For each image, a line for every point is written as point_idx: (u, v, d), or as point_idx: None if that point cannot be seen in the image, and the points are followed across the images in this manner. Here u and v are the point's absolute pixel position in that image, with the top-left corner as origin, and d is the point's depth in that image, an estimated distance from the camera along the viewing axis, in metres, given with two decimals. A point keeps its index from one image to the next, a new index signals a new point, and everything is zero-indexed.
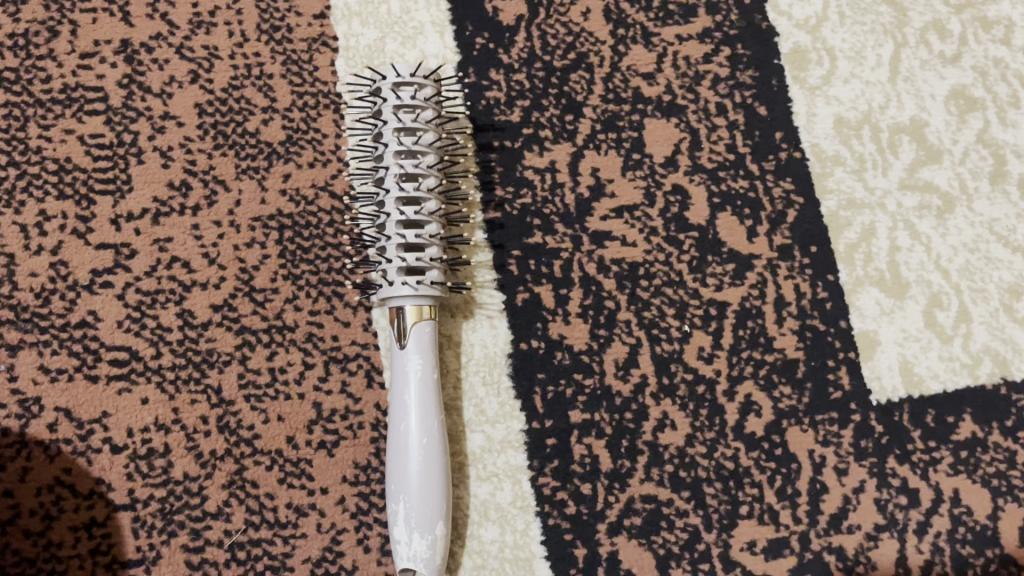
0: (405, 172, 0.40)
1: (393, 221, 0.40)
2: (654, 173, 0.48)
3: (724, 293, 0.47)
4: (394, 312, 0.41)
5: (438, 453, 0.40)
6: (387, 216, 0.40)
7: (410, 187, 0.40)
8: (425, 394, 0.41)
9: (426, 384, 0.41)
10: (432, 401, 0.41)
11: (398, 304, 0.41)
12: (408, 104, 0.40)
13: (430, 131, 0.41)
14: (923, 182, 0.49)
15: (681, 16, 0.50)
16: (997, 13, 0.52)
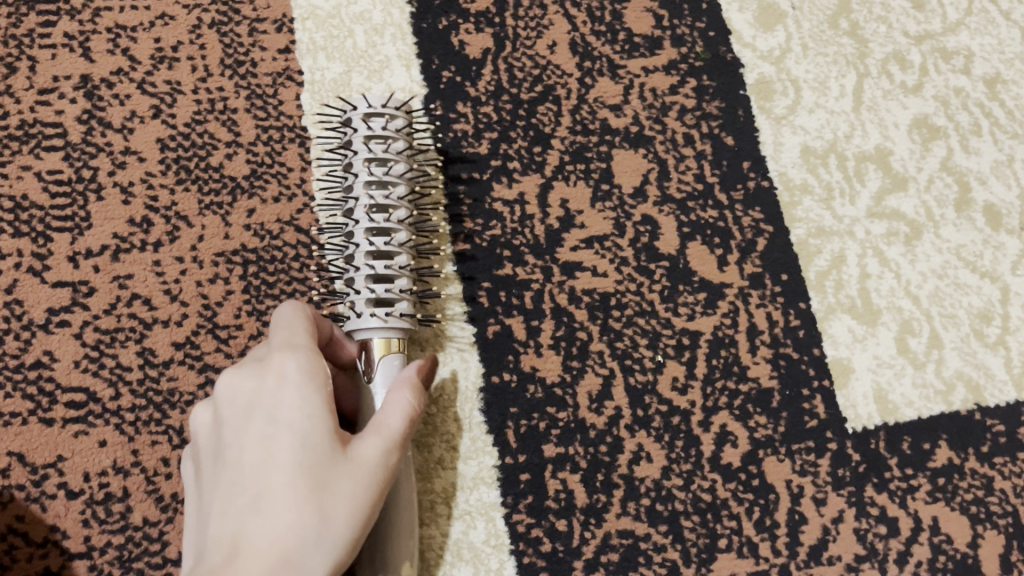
0: (376, 203, 0.39)
1: (362, 251, 0.39)
2: (623, 204, 0.48)
3: (697, 322, 0.47)
4: (360, 345, 0.39)
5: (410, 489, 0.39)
6: (356, 247, 0.39)
7: (380, 218, 0.39)
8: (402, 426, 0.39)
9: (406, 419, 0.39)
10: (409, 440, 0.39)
11: (365, 336, 0.39)
12: (377, 135, 0.40)
13: (401, 162, 0.40)
14: (890, 210, 0.50)
15: (647, 48, 0.50)
16: (957, 43, 0.53)
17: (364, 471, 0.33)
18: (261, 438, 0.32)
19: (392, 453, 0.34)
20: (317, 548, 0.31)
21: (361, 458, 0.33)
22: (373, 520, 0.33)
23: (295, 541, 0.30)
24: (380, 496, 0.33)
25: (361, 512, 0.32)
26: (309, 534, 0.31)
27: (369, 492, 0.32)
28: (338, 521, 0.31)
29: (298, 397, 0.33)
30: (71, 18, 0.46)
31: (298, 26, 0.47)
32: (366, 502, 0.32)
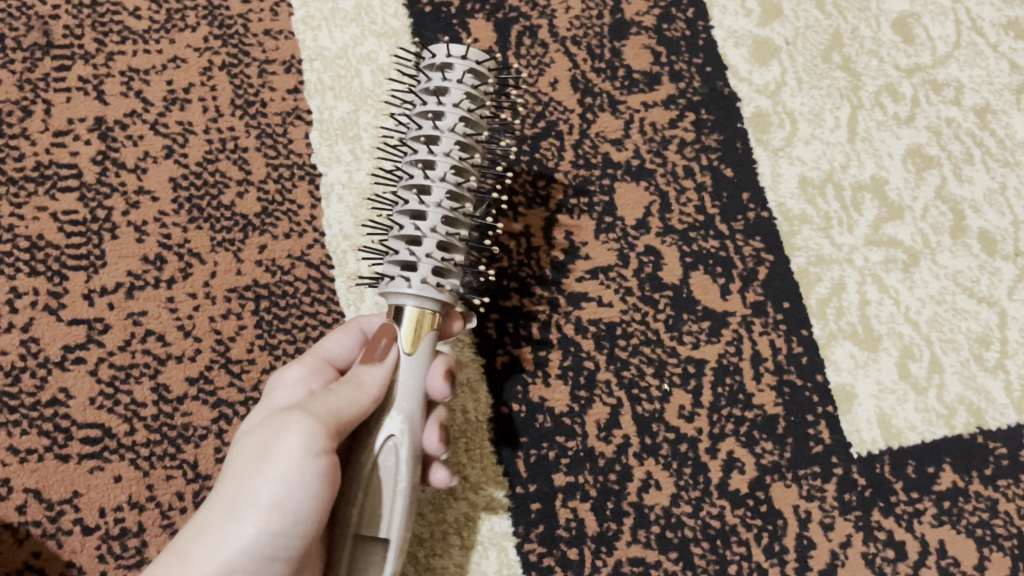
0: (428, 160, 0.37)
1: (404, 209, 0.37)
2: (626, 236, 0.49)
3: (702, 350, 0.47)
4: (393, 313, 0.37)
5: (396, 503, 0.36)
6: (400, 205, 0.37)
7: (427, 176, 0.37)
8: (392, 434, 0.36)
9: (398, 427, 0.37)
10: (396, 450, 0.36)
11: (397, 302, 0.37)
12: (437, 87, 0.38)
13: (461, 120, 0.38)
14: (888, 238, 0.51)
15: (646, 84, 0.52)
16: (947, 75, 0.54)
17: (260, 452, 0.34)
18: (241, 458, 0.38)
19: (289, 428, 0.34)
20: (207, 531, 0.34)
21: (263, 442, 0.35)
22: (271, 498, 0.33)
23: (195, 525, 0.34)
24: (268, 471, 0.33)
25: (246, 492, 0.33)
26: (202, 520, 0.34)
27: (264, 469, 0.34)
28: (227, 504, 0.34)
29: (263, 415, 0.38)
30: (85, 62, 0.47)
31: (307, 67, 0.48)
32: (255, 482, 0.34)
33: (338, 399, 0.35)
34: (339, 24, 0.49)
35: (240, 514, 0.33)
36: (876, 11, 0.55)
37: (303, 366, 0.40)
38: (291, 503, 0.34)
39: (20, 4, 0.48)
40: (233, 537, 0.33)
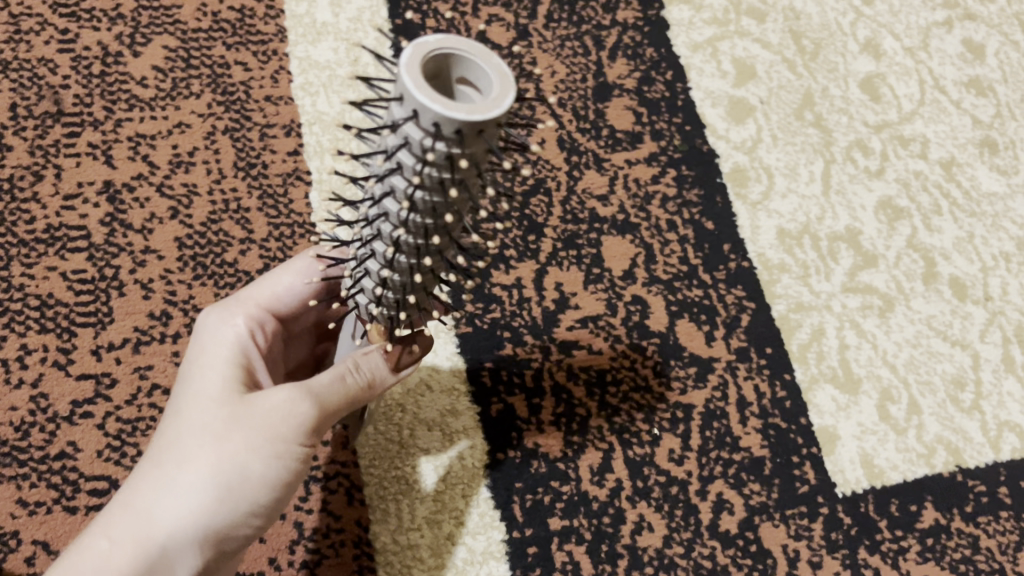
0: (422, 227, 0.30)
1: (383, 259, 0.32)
2: (614, 286, 0.51)
3: (689, 396, 0.49)
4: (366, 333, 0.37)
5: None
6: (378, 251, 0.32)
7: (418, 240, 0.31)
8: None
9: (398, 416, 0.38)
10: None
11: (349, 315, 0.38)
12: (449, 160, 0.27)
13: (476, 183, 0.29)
14: (864, 285, 0.53)
15: (629, 142, 0.55)
16: (912, 131, 0.58)
17: (250, 421, 0.33)
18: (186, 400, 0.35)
19: (294, 410, 0.34)
20: (176, 492, 0.32)
21: (251, 407, 0.33)
22: (258, 474, 0.33)
23: (164, 481, 0.33)
24: (268, 450, 0.33)
25: (234, 462, 0.33)
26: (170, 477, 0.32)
27: (255, 443, 0.33)
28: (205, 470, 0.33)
29: (218, 357, 0.35)
30: (94, 129, 0.50)
31: (306, 130, 0.51)
32: (245, 453, 0.33)
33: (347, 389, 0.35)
34: (337, 90, 0.52)
35: (220, 484, 0.32)
36: (843, 72, 0.59)
37: (249, 310, 0.37)
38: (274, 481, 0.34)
39: (33, 75, 0.50)
40: (212, 508, 0.32)
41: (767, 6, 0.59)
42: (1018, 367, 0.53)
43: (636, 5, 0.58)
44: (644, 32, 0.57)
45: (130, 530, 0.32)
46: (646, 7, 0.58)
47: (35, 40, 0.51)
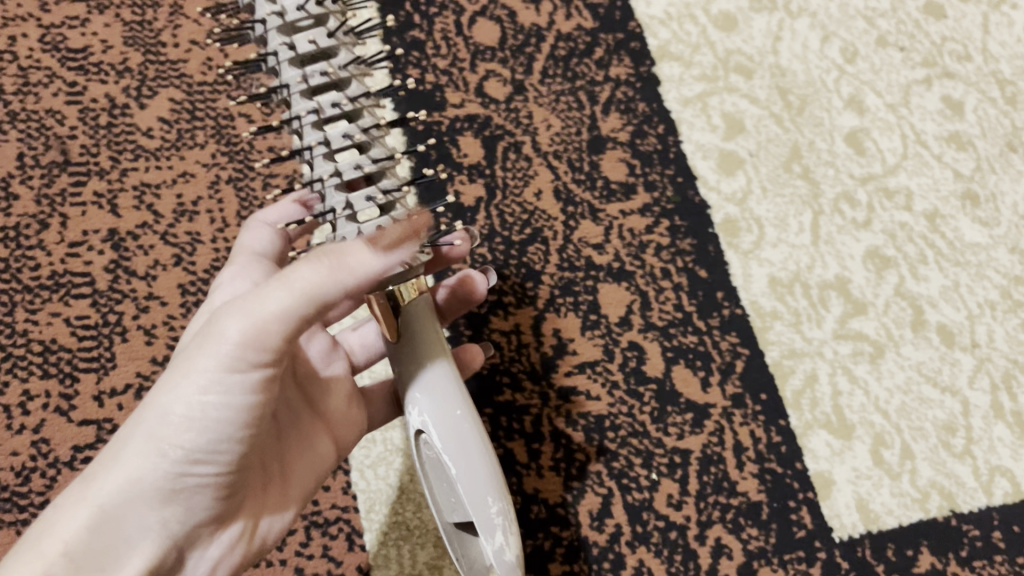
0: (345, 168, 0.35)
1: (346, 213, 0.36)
2: (611, 331, 0.52)
3: (686, 441, 0.50)
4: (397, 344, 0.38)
5: (488, 460, 0.36)
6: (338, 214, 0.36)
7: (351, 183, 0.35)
8: (436, 347, 0.37)
9: (411, 349, 0.37)
10: (456, 380, 0.37)
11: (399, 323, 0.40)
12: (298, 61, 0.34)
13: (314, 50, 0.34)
14: (854, 332, 0.55)
15: (623, 194, 0.56)
16: (896, 183, 0.60)
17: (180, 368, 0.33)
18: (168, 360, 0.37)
19: (218, 349, 0.32)
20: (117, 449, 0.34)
21: (191, 349, 0.34)
22: (193, 409, 0.33)
23: (113, 442, 0.34)
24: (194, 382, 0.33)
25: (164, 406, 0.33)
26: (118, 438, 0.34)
27: (187, 381, 0.33)
28: (143, 429, 0.33)
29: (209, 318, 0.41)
30: (100, 177, 0.51)
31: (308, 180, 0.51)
32: (174, 394, 0.33)
33: (296, 286, 0.31)
34: None
35: (152, 432, 0.33)
36: (829, 127, 0.61)
37: (235, 266, 0.44)
38: (216, 416, 0.33)
39: (41, 126, 0.52)
40: (146, 454, 0.33)
41: (753, 62, 0.62)
42: (1007, 413, 0.54)
43: (628, 61, 0.60)
44: (636, 87, 0.59)
45: (76, 493, 0.33)
46: (638, 63, 0.60)
47: (43, 91, 0.52)
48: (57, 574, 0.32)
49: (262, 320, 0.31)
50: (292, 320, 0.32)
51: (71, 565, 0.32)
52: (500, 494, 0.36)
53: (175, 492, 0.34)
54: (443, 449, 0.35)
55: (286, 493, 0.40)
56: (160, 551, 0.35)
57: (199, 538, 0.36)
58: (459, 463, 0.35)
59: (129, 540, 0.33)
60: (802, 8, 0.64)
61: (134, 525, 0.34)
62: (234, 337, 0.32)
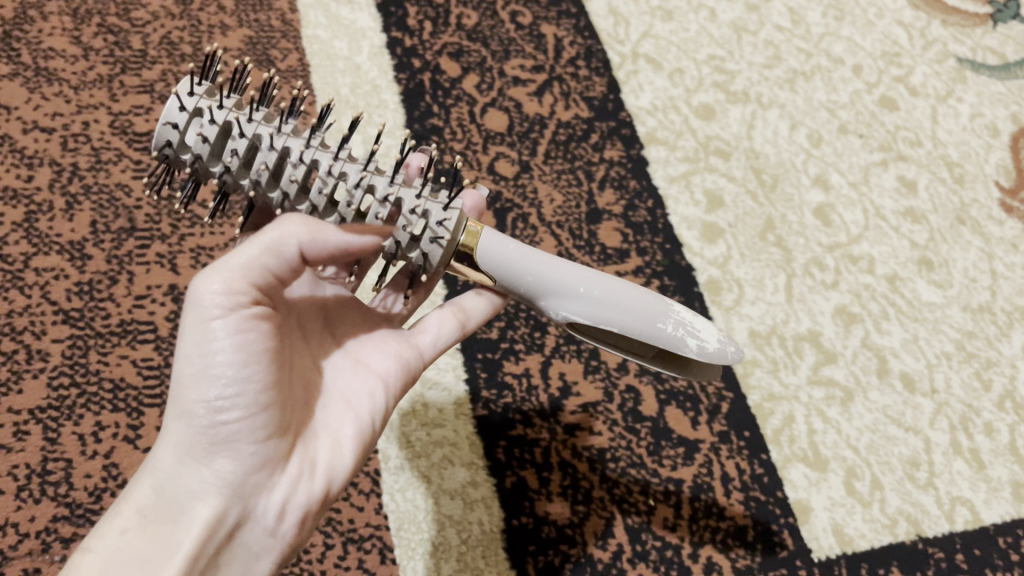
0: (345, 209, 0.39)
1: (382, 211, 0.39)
2: (610, 375, 0.58)
3: (679, 471, 0.56)
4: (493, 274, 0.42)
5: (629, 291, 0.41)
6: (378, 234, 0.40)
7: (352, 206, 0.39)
8: (534, 254, 0.42)
9: (516, 275, 0.42)
10: (556, 266, 0.42)
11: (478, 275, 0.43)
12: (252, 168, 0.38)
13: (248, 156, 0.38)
14: (826, 378, 0.62)
15: (618, 257, 0.64)
16: (860, 251, 0.68)
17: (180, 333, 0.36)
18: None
19: (198, 305, 0.35)
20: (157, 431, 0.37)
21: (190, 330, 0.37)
22: (201, 359, 0.36)
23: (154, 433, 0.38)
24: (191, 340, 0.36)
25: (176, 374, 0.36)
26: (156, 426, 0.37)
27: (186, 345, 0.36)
28: (171, 401, 0.37)
29: None
30: (161, 241, 0.58)
31: None
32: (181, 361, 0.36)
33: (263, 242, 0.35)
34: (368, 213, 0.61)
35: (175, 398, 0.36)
36: (799, 202, 0.69)
37: None
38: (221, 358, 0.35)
39: (111, 198, 0.59)
40: (177, 416, 0.36)
41: (730, 147, 0.71)
42: (965, 450, 0.60)
43: (620, 145, 0.69)
44: (628, 168, 0.68)
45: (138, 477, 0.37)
46: (629, 147, 0.69)
47: (113, 168, 0.60)
48: (133, 528, 0.35)
49: (236, 268, 0.35)
50: (262, 272, 0.35)
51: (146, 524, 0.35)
52: (659, 309, 0.41)
53: (213, 440, 0.36)
54: (598, 320, 0.41)
55: (322, 426, 0.41)
56: (226, 503, 0.37)
57: (261, 487, 0.38)
58: (617, 320, 0.41)
59: (190, 496, 0.36)
60: (772, 100, 0.73)
61: (191, 481, 0.36)
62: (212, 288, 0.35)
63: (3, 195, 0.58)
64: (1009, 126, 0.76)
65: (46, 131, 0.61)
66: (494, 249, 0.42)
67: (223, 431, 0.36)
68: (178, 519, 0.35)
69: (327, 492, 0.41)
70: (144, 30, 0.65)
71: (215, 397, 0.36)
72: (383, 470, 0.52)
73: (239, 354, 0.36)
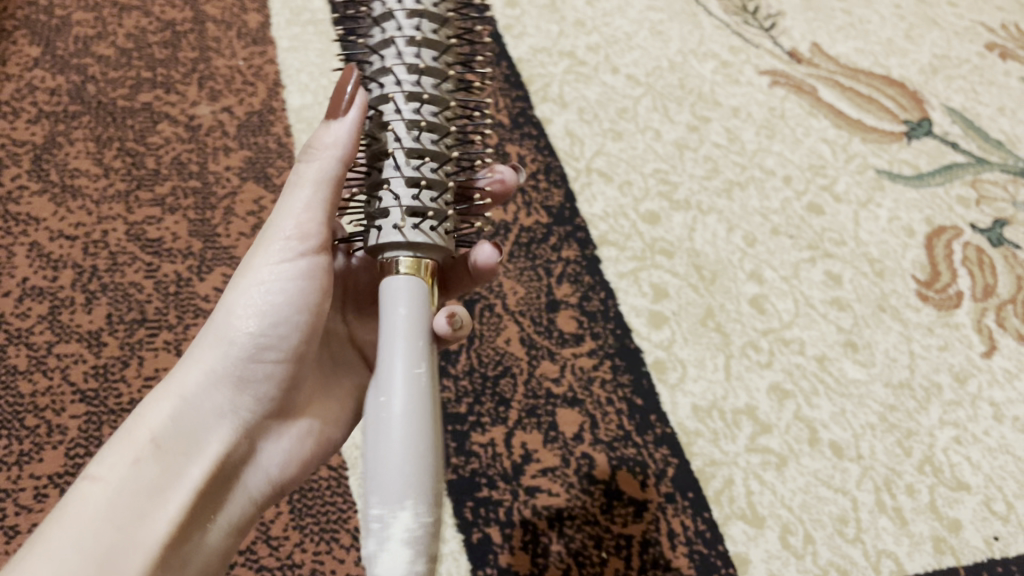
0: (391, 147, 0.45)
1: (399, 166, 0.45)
2: (567, 444, 0.67)
3: (629, 527, 0.65)
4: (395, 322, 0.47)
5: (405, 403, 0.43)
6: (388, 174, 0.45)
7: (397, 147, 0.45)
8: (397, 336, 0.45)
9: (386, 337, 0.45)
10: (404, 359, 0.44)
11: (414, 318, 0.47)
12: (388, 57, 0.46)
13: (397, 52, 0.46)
14: (762, 446, 0.69)
15: (574, 340, 0.72)
16: (792, 335, 0.76)
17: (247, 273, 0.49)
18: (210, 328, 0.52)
19: (272, 247, 0.49)
20: (192, 360, 0.49)
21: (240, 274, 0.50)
22: (253, 300, 0.49)
23: (184, 364, 0.49)
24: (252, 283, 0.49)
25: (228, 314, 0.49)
26: (187, 360, 0.49)
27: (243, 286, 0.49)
28: (216, 336, 0.49)
29: None
30: (169, 329, 0.66)
31: None
32: (233, 300, 0.49)
33: (315, 181, 0.47)
34: None
35: (222, 334, 0.49)
36: (736, 293, 0.78)
37: None
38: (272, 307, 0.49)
39: (125, 294, 0.67)
40: (217, 351, 0.49)
41: (674, 247, 0.79)
42: (889, 508, 0.68)
43: (576, 246, 0.78)
44: (582, 265, 0.77)
45: (162, 397, 0.48)
46: (583, 248, 0.78)
47: (128, 269, 0.69)
48: (148, 453, 0.45)
49: (303, 215, 0.48)
50: (315, 221, 0.48)
51: (163, 443, 0.46)
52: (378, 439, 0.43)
53: (245, 372, 0.49)
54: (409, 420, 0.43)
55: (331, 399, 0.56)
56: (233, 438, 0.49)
57: (259, 431, 0.51)
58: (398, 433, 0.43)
59: (209, 424, 0.48)
60: (711, 207, 0.83)
61: (212, 412, 0.48)
62: (286, 233, 0.48)
63: (30, 292, 0.67)
64: (924, 228, 0.85)
65: (70, 238, 0.69)
66: (389, 318, 0.45)
67: (249, 376, 0.49)
68: (190, 451, 0.47)
69: (314, 452, 0.54)
70: (158, 152, 0.75)
71: (254, 342, 0.49)
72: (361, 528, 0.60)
73: (286, 300, 0.49)
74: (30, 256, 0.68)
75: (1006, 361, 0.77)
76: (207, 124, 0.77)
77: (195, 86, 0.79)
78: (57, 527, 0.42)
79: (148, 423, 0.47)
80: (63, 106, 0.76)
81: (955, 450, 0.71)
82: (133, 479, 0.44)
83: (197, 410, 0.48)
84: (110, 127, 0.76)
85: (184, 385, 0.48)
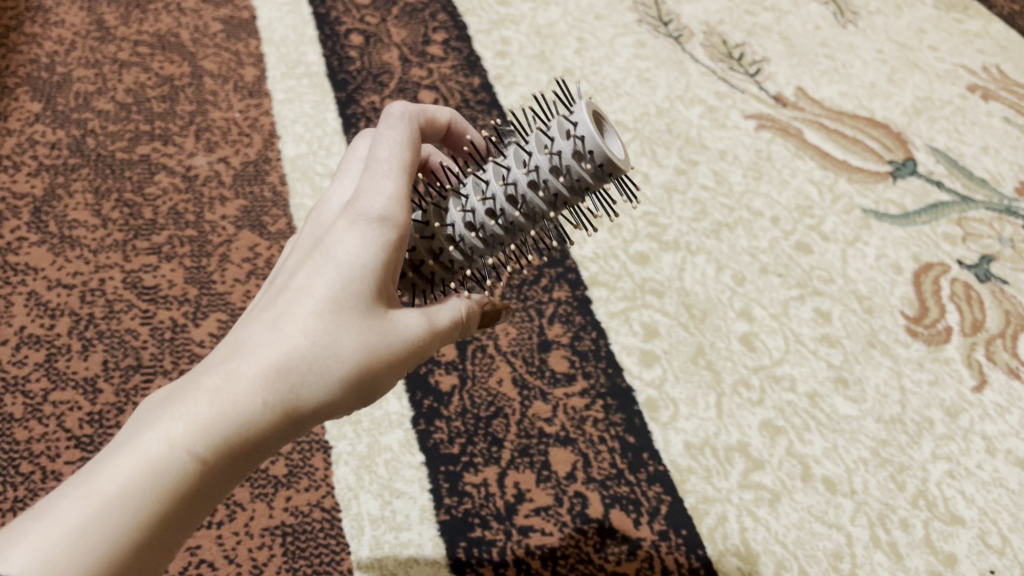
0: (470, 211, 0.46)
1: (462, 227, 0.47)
2: (560, 483, 0.68)
3: (622, 566, 0.65)
4: None
5: None
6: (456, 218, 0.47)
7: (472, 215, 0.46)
8: None
9: None
10: None
11: None
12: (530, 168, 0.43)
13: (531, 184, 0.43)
14: (755, 482, 0.69)
15: (566, 379, 0.73)
16: (782, 371, 0.76)
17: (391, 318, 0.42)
18: (347, 290, 0.41)
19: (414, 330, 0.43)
20: (319, 370, 0.40)
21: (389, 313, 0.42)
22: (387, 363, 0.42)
23: (308, 360, 0.39)
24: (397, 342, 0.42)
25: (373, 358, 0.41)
26: (314, 358, 0.40)
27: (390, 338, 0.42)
28: (351, 358, 0.40)
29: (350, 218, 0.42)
30: (164, 374, 0.67)
31: None
32: (381, 345, 0.41)
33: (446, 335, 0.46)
34: None
35: (357, 365, 0.41)
36: (726, 330, 0.78)
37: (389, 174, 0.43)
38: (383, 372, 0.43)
39: (121, 341, 0.68)
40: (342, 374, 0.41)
41: (664, 286, 0.80)
42: (884, 543, 0.68)
43: (567, 287, 0.79)
44: (574, 305, 0.77)
45: (272, 394, 0.38)
46: (574, 288, 0.79)
47: (124, 316, 0.70)
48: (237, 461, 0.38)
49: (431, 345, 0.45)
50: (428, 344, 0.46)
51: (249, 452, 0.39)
52: None
53: None
54: None
55: None
56: None
57: None
58: None
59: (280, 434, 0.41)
60: (700, 247, 0.84)
61: None
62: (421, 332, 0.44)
63: (28, 340, 0.67)
64: (911, 264, 0.86)
65: (67, 287, 0.70)
66: None
67: None
68: None
69: None
70: (156, 202, 0.76)
71: None
72: (355, 569, 0.61)
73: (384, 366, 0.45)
74: (28, 304, 0.69)
75: (997, 395, 0.78)
76: (203, 174, 0.79)
77: (192, 138, 0.81)
78: (113, 506, 0.34)
79: (251, 420, 0.38)
80: (63, 159, 0.78)
81: (948, 484, 0.72)
82: (200, 493, 0.37)
83: (286, 420, 0.40)
84: (109, 179, 0.77)
85: (293, 394, 0.39)
